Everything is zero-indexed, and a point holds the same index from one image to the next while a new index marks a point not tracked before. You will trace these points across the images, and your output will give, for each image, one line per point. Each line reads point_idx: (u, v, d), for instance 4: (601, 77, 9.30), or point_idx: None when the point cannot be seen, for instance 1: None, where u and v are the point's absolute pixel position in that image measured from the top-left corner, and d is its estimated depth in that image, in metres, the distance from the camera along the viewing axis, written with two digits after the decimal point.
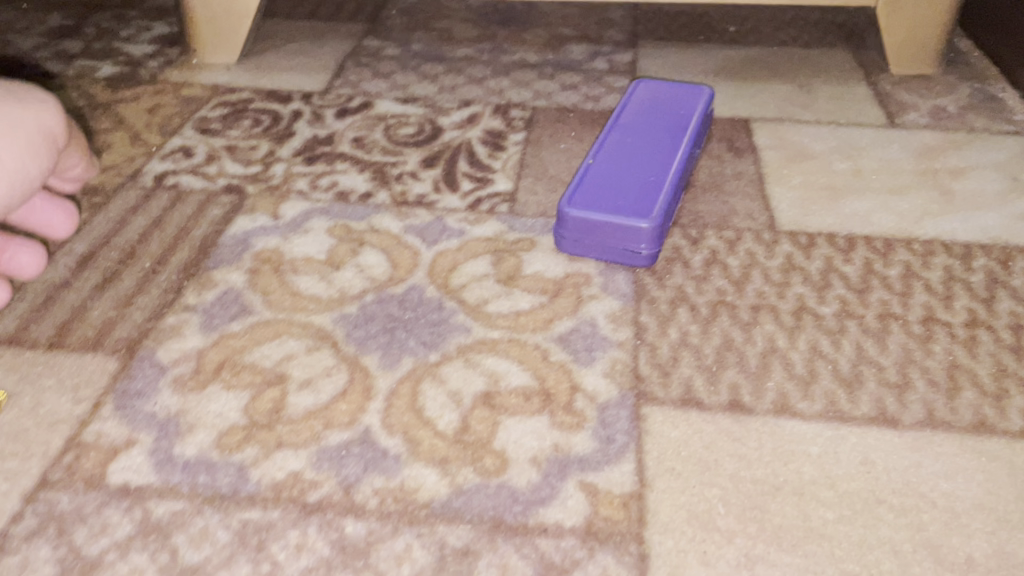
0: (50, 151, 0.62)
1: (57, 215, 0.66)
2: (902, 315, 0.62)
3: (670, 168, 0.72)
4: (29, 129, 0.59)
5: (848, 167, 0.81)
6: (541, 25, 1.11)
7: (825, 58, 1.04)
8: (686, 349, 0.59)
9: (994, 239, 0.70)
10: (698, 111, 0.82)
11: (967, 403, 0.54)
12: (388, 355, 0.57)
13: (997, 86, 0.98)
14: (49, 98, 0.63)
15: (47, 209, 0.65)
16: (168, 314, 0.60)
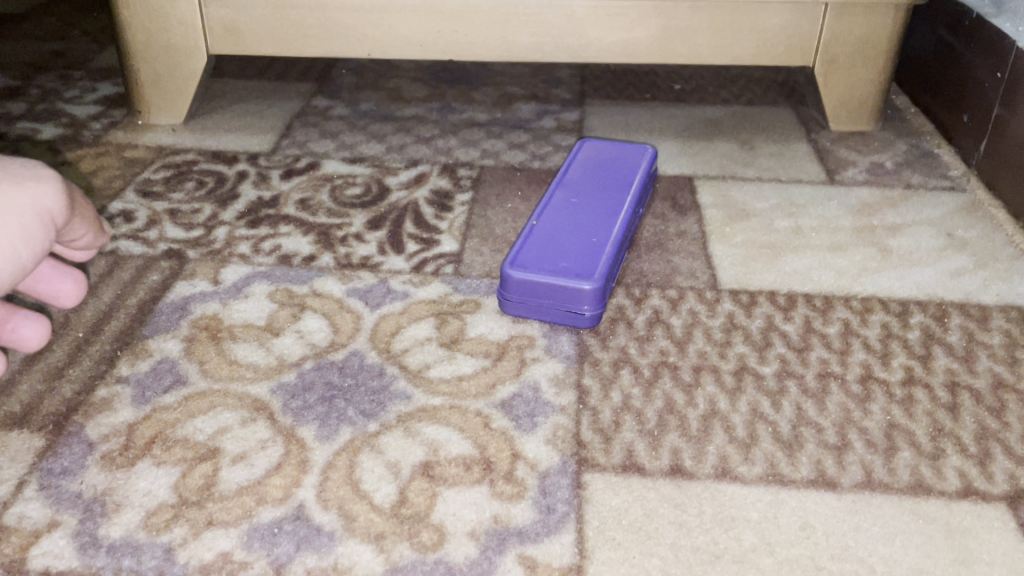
0: (50, 231, 0.59)
1: (66, 285, 0.64)
2: (840, 374, 0.62)
3: (614, 228, 0.73)
4: (23, 215, 0.56)
5: (788, 225, 0.82)
6: (490, 84, 1.13)
7: (767, 116, 1.07)
8: (628, 413, 0.58)
9: (930, 295, 0.72)
10: (642, 171, 0.83)
11: (905, 463, 0.55)
12: (326, 426, 0.56)
13: (932, 142, 1.01)
14: (53, 173, 0.60)
15: (57, 277, 0.64)
16: (100, 387, 0.58)
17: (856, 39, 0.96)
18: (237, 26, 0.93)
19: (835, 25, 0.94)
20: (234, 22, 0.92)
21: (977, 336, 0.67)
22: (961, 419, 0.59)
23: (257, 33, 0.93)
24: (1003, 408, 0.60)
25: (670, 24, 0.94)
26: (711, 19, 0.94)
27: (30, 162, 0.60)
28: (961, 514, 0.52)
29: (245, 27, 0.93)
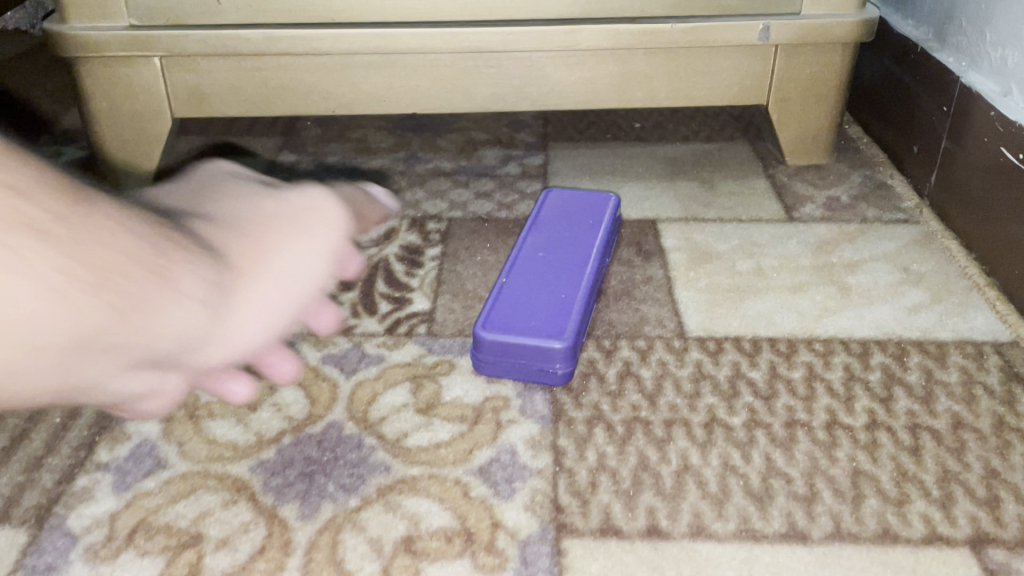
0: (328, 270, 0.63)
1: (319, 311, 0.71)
2: (806, 421, 0.65)
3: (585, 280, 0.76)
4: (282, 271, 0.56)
5: (750, 266, 0.85)
6: (455, 130, 1.15)
7: (726, 152, 1.10)
8: (604, 473, 0.60)
9: (889, 334, 0.74)
10: (606, 221, 0.85)
11: (871, 512, 0.57)
12: (307, 504, 0.57)
13: (886, 173, 1.04)
14: (337, 218, 0.63)
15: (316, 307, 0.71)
16: (80, 475, 0.59)
17: (807, 77, 0.99)
18: (202, 90, 0.94)
19: (787, 63, 0.97)
20: (199, 86, 0.93)
21: (936, 374, 0.69)
22: (924, 462, 0.61)
23: (223, 95, 0.94)
24: (963, 448, 0.62)
25: (628, 70, 0.96)
26: (667, 63, 0.96)
27: (318, 211, 0.62)
28: (927, 560, 0.54)
29: (210, 90, 0.94)
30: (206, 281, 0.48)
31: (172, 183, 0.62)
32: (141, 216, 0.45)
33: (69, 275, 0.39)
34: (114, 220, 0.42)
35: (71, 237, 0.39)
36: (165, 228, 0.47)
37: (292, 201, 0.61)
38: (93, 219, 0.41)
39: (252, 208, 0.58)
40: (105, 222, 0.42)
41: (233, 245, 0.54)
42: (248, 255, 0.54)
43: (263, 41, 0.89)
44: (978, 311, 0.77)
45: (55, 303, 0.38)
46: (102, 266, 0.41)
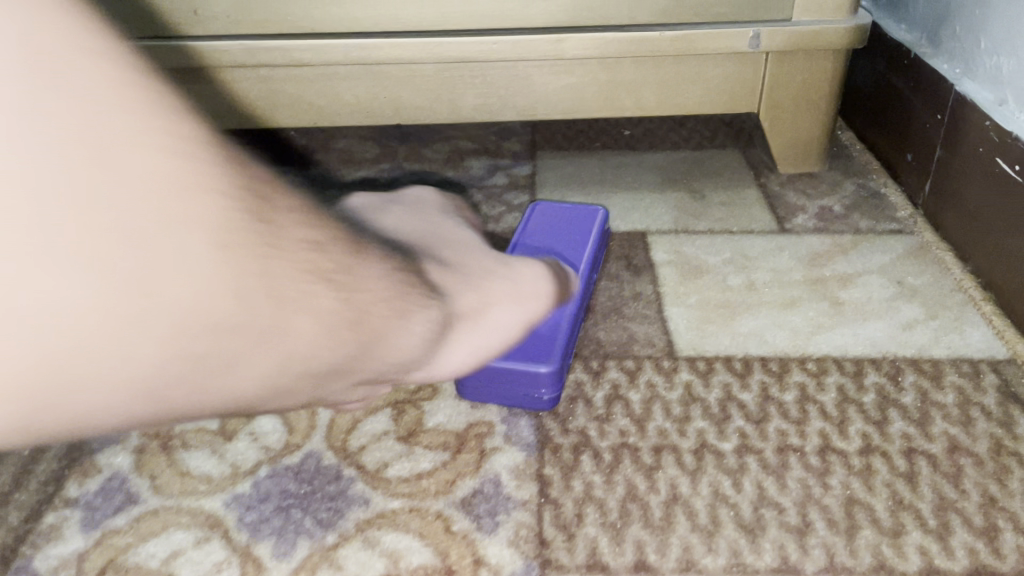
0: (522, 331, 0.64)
1: None
2: (799, 446, 0.63)
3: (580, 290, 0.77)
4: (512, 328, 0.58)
5: (741, 281, 0.83)
6: (441, 139, 1.13)
7: (717, 160, 1.08)
8: (590, 504, 0.58)
9: (884, 352, 0.73)
10: (593, 236, 0.83)
11: (866, 544, 0.55)
12: (283, 541, 0.55)
13: (880, 181, 1.02)
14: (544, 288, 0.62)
15: None
16: (48, 512, 0.57)
17: (799, 84, 0.97)
18: None
19: (778, 71, 0.95)
20: None
21: (931, 395, 0.68)
22: (919, 489, 0.59)
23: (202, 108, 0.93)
24: (960, 474, 0.60)
25: (616, 78, 0.94)
26: (656, 71, 0.94)
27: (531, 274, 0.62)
28: None
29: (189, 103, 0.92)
30: (435, 327, 0.49)
31: (406, 194, 0.70)
32: (387, 267, 0.46)
33: (342, 322, 0.42)
34: (359, 272, 0.43)
35: (351, 277, 0.43)
36: (410, 284, 0.47)
37: (519, 275, 0.60)
38: (336, 276, 0.42)
39: (497, 272, 0.59)
40: (342, 269, 0.43)
41: (468, 297, 0.55)
42: (473, 312, 0.55)
43: (241, 53, 0.87)
44: (974, 327, 0.75)
45: (325, 336, 0.42)
46: (331, 313, 0.42)
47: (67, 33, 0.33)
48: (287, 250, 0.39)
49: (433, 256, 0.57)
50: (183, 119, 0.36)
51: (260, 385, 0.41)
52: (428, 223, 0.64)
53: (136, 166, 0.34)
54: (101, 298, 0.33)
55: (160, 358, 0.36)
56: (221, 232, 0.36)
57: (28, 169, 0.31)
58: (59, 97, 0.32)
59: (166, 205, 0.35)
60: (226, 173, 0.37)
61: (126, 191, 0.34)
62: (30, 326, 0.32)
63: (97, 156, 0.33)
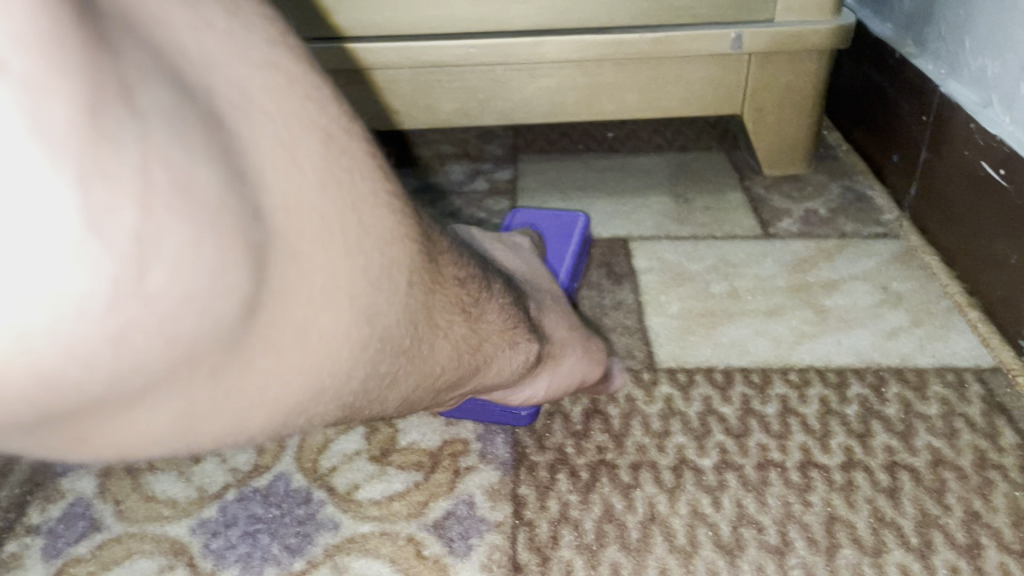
0: None
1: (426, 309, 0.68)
2: (780, 461, 0.61)
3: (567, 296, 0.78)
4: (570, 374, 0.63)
5: (724, 288, 0.81)
6: (422, 144, 1.11)
7: (702, 162, 1.07)
8: (566, 525, 0.57)
9: (867, 362, 0.71)
10: (574, 249, 0.81)
11: (846, 564, 0.54)
12: (249, 569, 0.53)
13: (866, 183, 1.01)
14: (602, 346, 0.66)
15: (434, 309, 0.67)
16: (9, 540, 0.55)
17: (782, 86, 0.95)
18: None
19: (762, 73, 0.94)
20: None
21: (915, 407, 0.66)
22: (902, 506, 0.58)
23: None
24: (943, 489, 0.59)
25: (597, 82, 0.93)
26: (637, 74, 0.93)
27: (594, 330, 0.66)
28: None
29: None
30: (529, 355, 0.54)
31: (505, 235, 0.70)
32: (499, 305, 0.50)
33: (466, 344, 0.47)
34: (481, 305, 0.48)
35: (473, 304, 0.47)
36: (512, 327, 0.52)
37: (593, 340, 0.64)
38: (467, 306, 0.46)
39: (575, 326, 0.63)
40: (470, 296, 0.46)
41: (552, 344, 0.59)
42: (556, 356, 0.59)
43: None
44: (959, 334, 0.74)
45: (455, 356, 0.46)
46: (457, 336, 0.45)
47: (282, 57, 0.34)
48: (441, 273, 0.43)
49: (534, 295, 0.60)
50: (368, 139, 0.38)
51: (404, 394, 0.43)
52: (530, 271, 0.65)
53: (356, 186, 0.36)
54: (339, 308, 0.35)
55: (363, 364, 0.38)
56: (404, 245, 0.39)
57: (295, 191, 0.32)
58: (300, 121, 0.33)
59: (375, 219, 0.36)
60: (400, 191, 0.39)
61: (354, 207, 0.35)
62: (289, 339, 0.33)
63: (334, 176, 0.34)
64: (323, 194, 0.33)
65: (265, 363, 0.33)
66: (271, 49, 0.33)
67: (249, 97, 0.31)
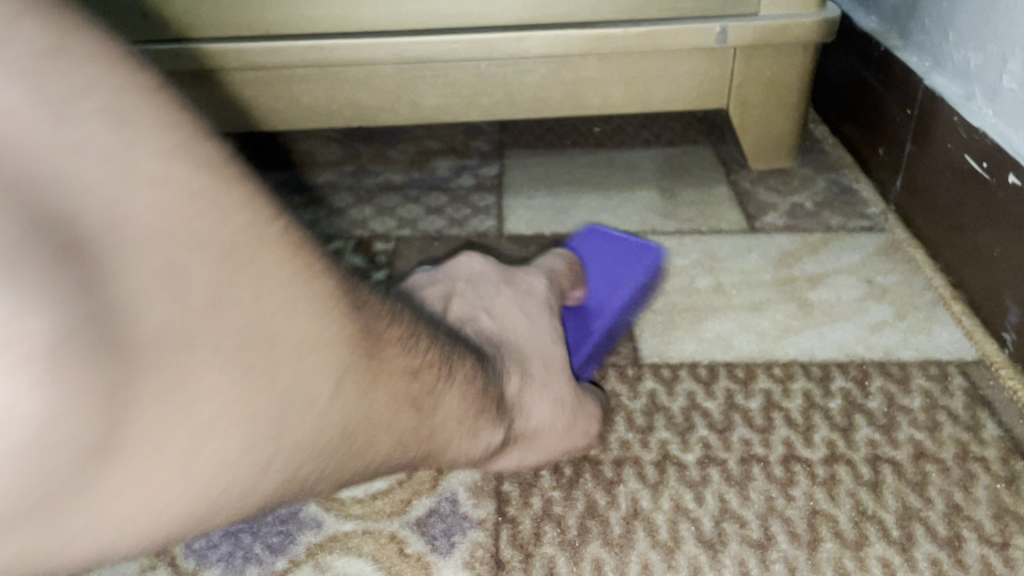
0: None
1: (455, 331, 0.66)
2: (763, 456, 0.62)
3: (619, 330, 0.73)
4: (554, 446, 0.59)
5: (709, 283, 0.82)
6: (408, 140, 1.11)
7: (688, 156, 1.07)
8: (549, 522, 0.57)
9: (851, 355, 0.71)
10: (632, 285, 0.76)
11: (828, 557, 0.54)
12: (231, 569, 0.53)
13: (851, 176, 1.01)
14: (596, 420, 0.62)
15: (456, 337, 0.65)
16: None
17: (767, 80, 0.95)
18: None
19: (747, 67, 0.94)
20: None
21: (898, 400, 0.66)
22: (884, 499, 0.58)
23: None
24: (924, 482, 0.59)
25: (582, 77, 0.93)
26: (621, 68, 0.93)
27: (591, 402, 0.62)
28: None
29: None
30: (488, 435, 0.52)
31: (515, 277, 0.66)
32: (461, 391, 0.48)
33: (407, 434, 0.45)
34: (438, 396, 0.46)
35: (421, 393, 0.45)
36: (474, 413, 0.50)
37: (586, 400, 0.61)
38: (421, 399, 0.45)
39: (569, 388, 0.59)
40: (425, 388, 0.45)
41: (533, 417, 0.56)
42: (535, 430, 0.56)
43: (195, 57, 0.86)
44: (943, 327, 0.74)
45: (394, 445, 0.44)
46: (404, 430, 0.44)
47: (186, 166, 0.32)
48: (385, 371, 0.42)
49: (520, 362, 0.56)
50: (291, 244, 0.36)
51: (333, 483, 0.43)
52: (533, 329, 0.60)
53: (262, 302, 0.34)
54: (228, 428, 0.34)
55: (261, 472, 0.36)
56: (323, 353, 0.38)
57: (177, 320, 0.31)
58: (193, 239, 0.32)
59: (283, 332, 0.35)
60: (329, 294, 0.38)
61: (254, 327, 0.34)
62: (170, 465, 0.32)
63: (231, 295, 0.33)
64: (212, 317, 0.32)
65: (138, 490, 0.32)
66: (174, 161, 0.32)
67: (121, 222, 0.29)
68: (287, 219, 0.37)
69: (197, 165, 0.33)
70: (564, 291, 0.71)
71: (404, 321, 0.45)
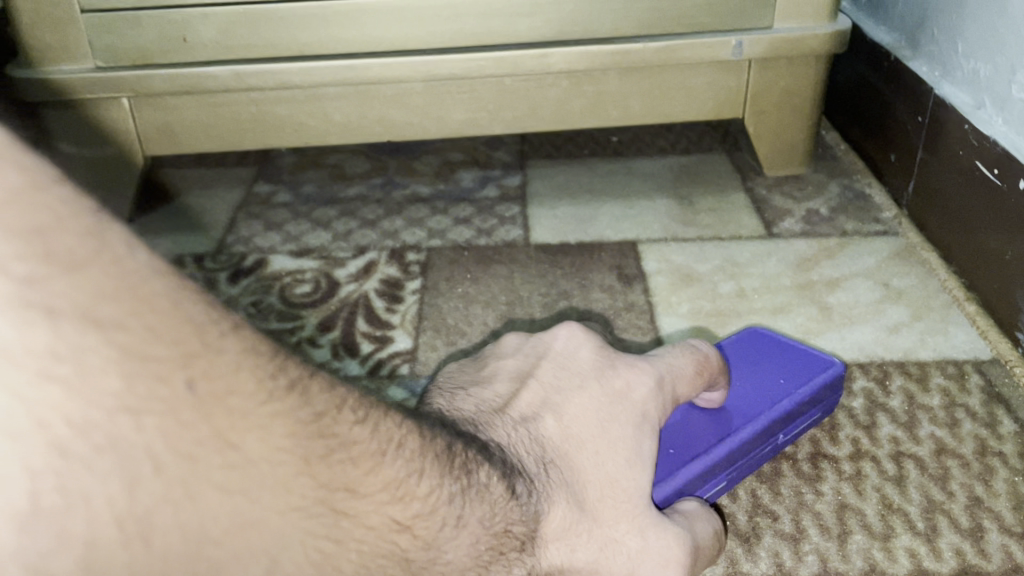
0: None
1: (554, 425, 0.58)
2: (791, 454, 0.65)
3: (752, 458, 0.62)
4: None
5: (731, 288, 0.85)
6: (432, 152, 1.15)
7: (705, 164, 1.10)
8: None
9: (871, 356, 0.75)
10: (787, 400, 0.64)
11: (857, 548, 0.57)
12: None
13: (864, 181, 1.05)
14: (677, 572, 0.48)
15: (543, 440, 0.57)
16: None
17: (782, 91, 0.98)
18: (170, 127, 0.94)
19: (761, 77, 0.97)
20: (168, 124, 0.93)
21: (919, 398, 0.70)
22: (908, 493, 0.61)
23: (192, 133, 0.94)
24: (946, 476, 0.62)
25: (602, 89, 0.96)
26: (641, 81, 0.96)
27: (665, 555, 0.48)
28: None
29: (179, 127, 0.94)
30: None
31: (617, 370, 0.52)
32: (476, 529, 0.40)
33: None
34: (438, 543, 0.38)
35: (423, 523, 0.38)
36: (493, 555, 0.42)
37: (659, 543, 0.48)
38: (413, 553, 0.37)
39: (634, 528, 0.47)
40: (414, 537, 0.37)
41: (576, 559, 0.46)
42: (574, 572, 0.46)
43: (233, 78, 0.89)
44: (958, 327, 0.78)
45: None
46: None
47: (17, 323, 0.23)
48: (354, 533, 0.34)
49: (572, 490, 0.46)
50: (202, 405, 0.27)
51: None
52: (603, 449, 0.48)
53: (137, 498, 0.26)
54: None
55: None
56: (239, 537, 0.30)
57: None
58: (14, 433, 0.23)
59: (169, 531, 0.27)
60: (258, 460, 0.30)
61: (121, 535, 0.26)
62: None
63: (77, 500, 0.25)
64: (39, 531, 0.24)
65: None
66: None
67: None
68: (205, 363, 0.27)
69: (40, 318, 0.23)
70: (690, 395, 0.57)
71: (397, 457, 0.36)
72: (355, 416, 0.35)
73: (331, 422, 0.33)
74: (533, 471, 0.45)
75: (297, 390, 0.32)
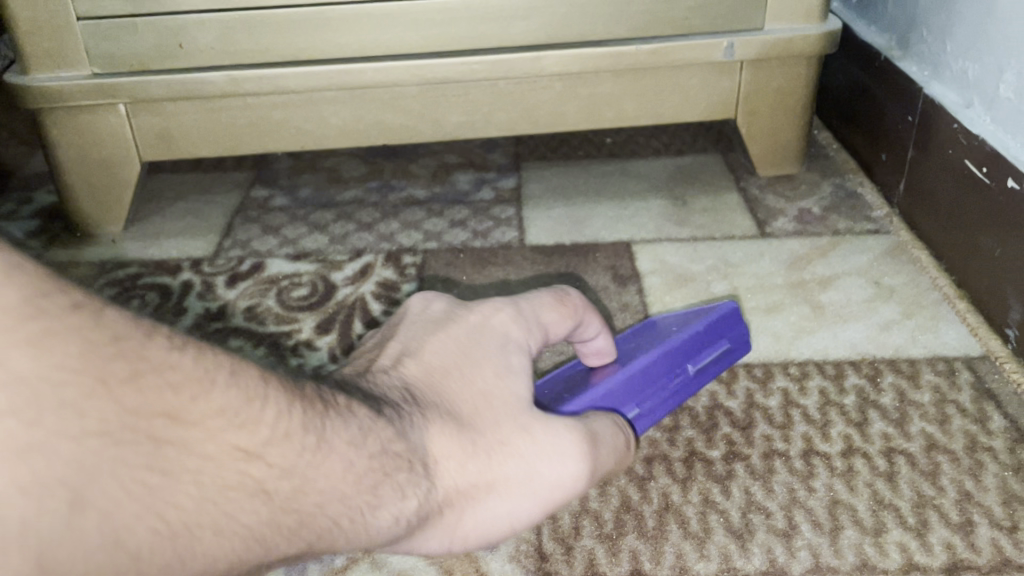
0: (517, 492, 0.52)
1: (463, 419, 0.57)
2: (783, 451, 0.65)
3: (661, 388, 0.66)
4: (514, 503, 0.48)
5: (724, 288, 0.86)
6: (428, 155, 1.15)
7: (698, 165, 1.11)
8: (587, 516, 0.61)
9: (863, 354, 0.75)
10: (682, 335, 0.69)
11: (849, 544, 0.58)
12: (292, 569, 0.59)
13: (856, 180, 1.05)
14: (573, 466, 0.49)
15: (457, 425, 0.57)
16: None
17: (773, 91, 0.99)
18: (167, 132, 0.94)
19: (752, 78, 0.98)
20: (165, 129, 0.94)
21: (909, 395, 0.70)
22: (899, 489, 0.62)
23: (190, 138, 0.95)
24: (936, 471, 0.63)
25: (596, 91, 0.96)
26: (635, 83, 0.96)
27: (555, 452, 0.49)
28: None
29: (176, 132, 0.94)
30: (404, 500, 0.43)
31: (467, 309, 0.53)
32: (347, 453, 0.40)
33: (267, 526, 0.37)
34: (300, 471, 0.38)
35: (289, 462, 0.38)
36: (376, 474, 0.41)
37: (548, 440, 0.49)
38: (271, 485, 0.37)
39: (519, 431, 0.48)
40: (268, 465, 0.37)
41: (468, 475, 0.46)
42: (469, 490, 0.46)
43: (228, 83, 0.90)
44: (949, 325, 0.78)
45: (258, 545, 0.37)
46: (245, 529, 0.36)
47: None
48: (185, 463, 0.34)
49: (446, 411, 0.46)
50: None
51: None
52: (466, 370, 0.49)
53: None
54: None
55: None
56: (20, 462, 0.30)
57: None
58: None
59: None
60: (31, 378, 0.31)
61: None
62: None
63: None
64: None
65: None
66: None
67: None
68: None
69: None
70: (558, 326, 0.56)
71: (227, 384, 0.37)
72: (188, 360, 0.36)
73: (133, 346, 0.34)
74: (398, 400, 0.45)
75: (84, 312, 0.33)
